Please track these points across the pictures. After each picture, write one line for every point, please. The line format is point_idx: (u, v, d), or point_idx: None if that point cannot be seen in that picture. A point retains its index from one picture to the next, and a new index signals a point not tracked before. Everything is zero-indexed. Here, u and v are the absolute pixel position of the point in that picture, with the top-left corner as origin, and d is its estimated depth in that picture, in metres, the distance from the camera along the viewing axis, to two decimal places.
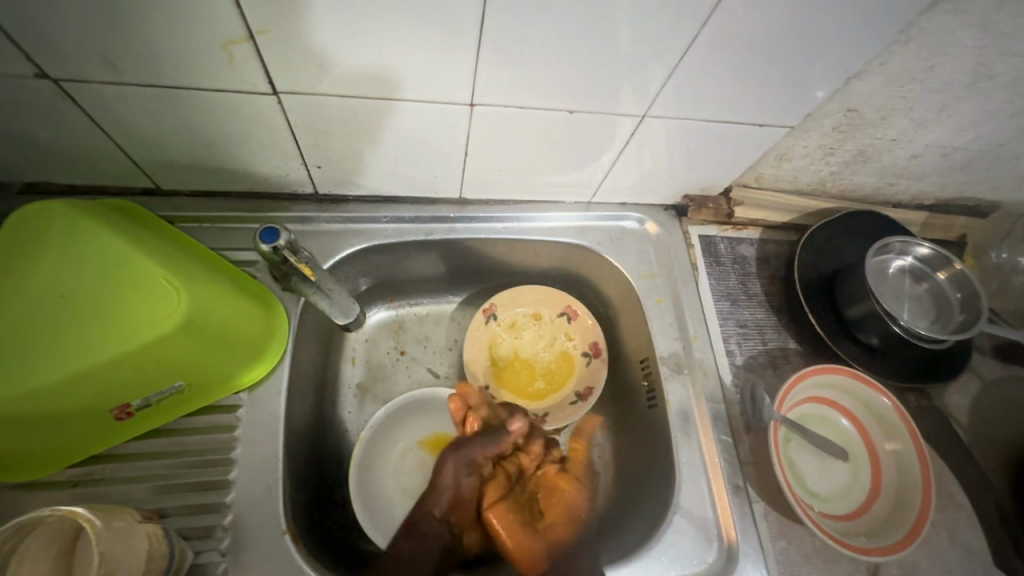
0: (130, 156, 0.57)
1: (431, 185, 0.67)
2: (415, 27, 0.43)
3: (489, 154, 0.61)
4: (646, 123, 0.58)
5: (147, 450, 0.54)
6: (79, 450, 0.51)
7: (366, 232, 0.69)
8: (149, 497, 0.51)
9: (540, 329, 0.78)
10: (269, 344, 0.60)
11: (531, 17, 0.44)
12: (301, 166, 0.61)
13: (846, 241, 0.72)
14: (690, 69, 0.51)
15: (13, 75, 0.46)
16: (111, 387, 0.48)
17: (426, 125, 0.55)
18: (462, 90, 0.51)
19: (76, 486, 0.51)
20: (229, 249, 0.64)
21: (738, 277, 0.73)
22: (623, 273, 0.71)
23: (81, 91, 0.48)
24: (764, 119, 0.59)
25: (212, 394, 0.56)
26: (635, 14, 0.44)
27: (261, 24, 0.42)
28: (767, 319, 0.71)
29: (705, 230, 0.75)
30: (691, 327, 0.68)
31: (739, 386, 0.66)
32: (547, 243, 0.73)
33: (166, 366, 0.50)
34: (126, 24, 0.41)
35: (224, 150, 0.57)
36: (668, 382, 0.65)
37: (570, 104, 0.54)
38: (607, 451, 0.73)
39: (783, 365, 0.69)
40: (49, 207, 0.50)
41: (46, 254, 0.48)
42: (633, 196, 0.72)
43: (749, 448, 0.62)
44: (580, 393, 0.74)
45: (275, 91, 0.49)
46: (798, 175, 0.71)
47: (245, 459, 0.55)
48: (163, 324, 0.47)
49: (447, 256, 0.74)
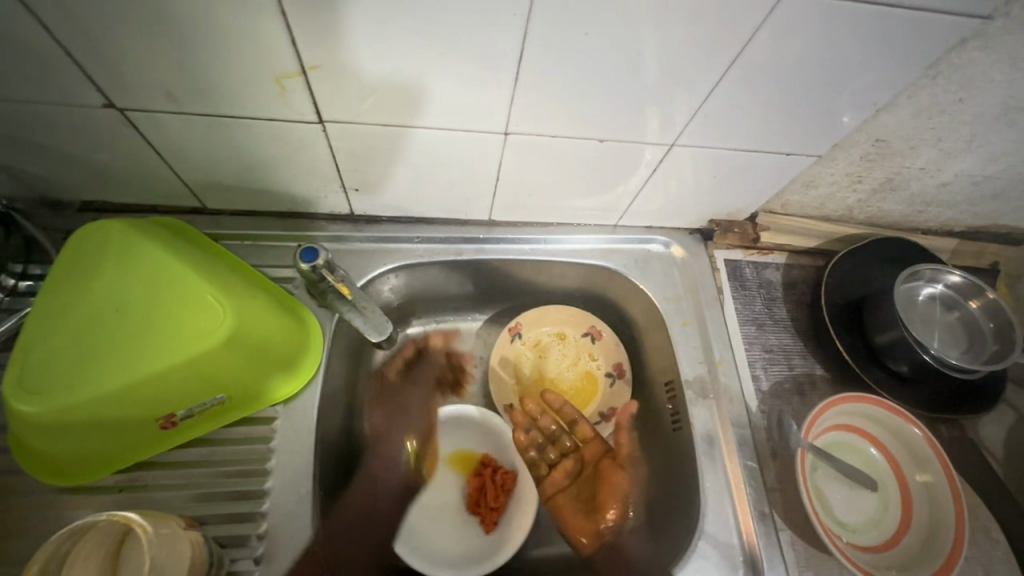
0: (182, 177, 0.61)
1: (463, 207, 0.69)
2: (458, 61, 0.46)
3: (520, 179, 0.63)
4: (674, 151, 0.59)
5: (188, 459, 0.56)
6: (125, 457, 0.53)
7: (398, 252, 0.71)
8: (190, 504, 0.54)
9: (565, 348, 0.79)
10: (304, 359, 0.62)
11: (567, 52, 0.46)
12: (340, 189, 0.63)
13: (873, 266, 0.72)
14: (721, 101, 0.52)
15: (84, 105, 0.49)
16: (158, 397, 0.50)
17: (462, 151, 0.58)
18: (498, 120, 0.53)
19: (121, 492, 0.54)
20: (269, 266, 0.67)
21: (764, 301, 0.73)
22: (649, 295, 0.72)
23: (143, 120, 0.51)
24: (792, 149, 0.60)
25: (250, 406, 0.58)
26: (668, 48, 0.46)
27: (313, 60, 0.45)
28: (794, 344, 0.71)
29: (731, 254, 0.75)
30: (716, 351, 0.68)
31: (765, 412, 0.66)
32: (573, 264, 0.74)
33: (211, 378, 0.52)
34: (191, 61, 0.45)
35: (268, 173, 0.60)
36: (693, 406, 0.65)
37: (601, 133, 0.56)
38: None
39: (809, 391, 0.69)
40: (108, 225, 0.53)
41: (107, 268, 0.51)
42: (660, 220, 0.73)
43: (776, 474, 0.62)
44: (603, 413, 0.76)
45: (320, 120, 0.52)
46: (825, 203, 0.71)
47: (279, 470, 0.57)
48: (210, 340, 0.50)
49: (475, 276, 0.76)
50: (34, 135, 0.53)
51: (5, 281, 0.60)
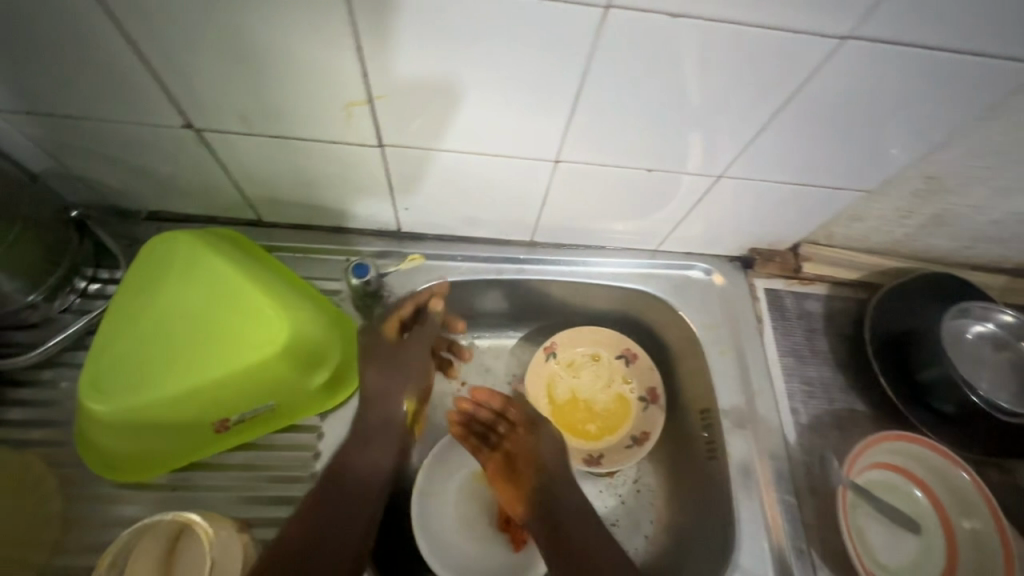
0: (242, 192, 0.64)
1: (507, 228, 0.70)
2: (518, 94, 0.48)
3: (566, 202, 0.65)
4: (720, 182, 0.60)
5: (236, 462, 0.58)
6: (180, 458, 0.56)
7: (442, 269, 0.72)
8: (238, 507, 0.56)
9: (598, 370, 0.80)
10: (350, 370, 0.63)
11: (624, 87, 0.48)
12: (390, 207, 0.66)
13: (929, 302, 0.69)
14: (772, 136, 0.53)
15: (164, 125, 0.53)
16: (216, 402, 0.53)
17: (511, 176, 0.59)
18: (550, 148, 0.55)
19: (174, 490, 0.56)
20: (317, 278, 0.70)
21: (805, 333, 0.72)
22: (688, 321, 0.72)
23: (215, 139, 0.55)
24: (840, 183, 0.60)
25: (297, 415, 0.60)
26: (723, 85, 0.47)
27: (381, 90, 0.47)
28: (834, 378, 0.70)
29: (771, 284, 0.74)
30: (754, 381, 0.68)
31: (804, 446, 0.65)
32: (611, 287, 0.75)
33: (266, 385, 0.55)
34: (267, 88, 0.48)
35: (324, 190, 0.63)
36: (729, 436, 0.65)
37: (649, 163, 0.57)
38: (662, 498, 0.73)
39: (850, 427, 0.68)
40: (176, 235, 0.56)
41: (172, 277, 0.54)
42: (700, 247, 0.73)
43: (814, 511, 0.61)
44: (636, 437, 0.76)
45: (380, 144, 0.54)
46: (871, 236, 0.71)
47: (321, 478, 0.59)
48: (267, 349, 0.52)
49: (513, 295, 0.77)
50: (115, 150, 0.57)
51: (77, 284, 0.64)
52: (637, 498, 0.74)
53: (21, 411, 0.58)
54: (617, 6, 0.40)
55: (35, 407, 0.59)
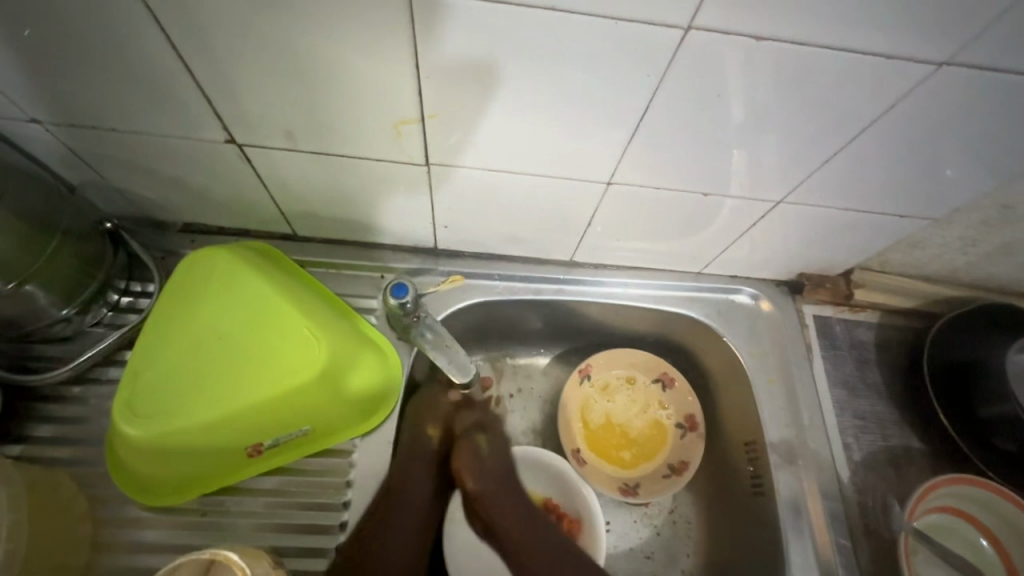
0: (279, 206, 0.62)
1: (547, 248, 0.68)
2: (578, 114, 0.46)
3: (614, 223, 0.62)
4: (778, 208, 0.58)
5: (268, 487, 0.56)
6: (211, 483, 0.54)
7: (478, 288, 0.70)
8: (269, 534, 0.54)
9: (634, 394, 0.77)
10: (385, 394, 0.61)
11: (691, 109, 0.45)
12: (429, 225, 0.64)
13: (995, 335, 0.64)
14: (841, 162, 0.51)
15: (207, 139, 0.52)
16: (252, 427, 0.51)
17: (558, 196, 0.57)
18: (605, 169, 0.53)
19: (204, 515, 0.55)
20: (351, 295, 0.67)
21: (856, 364, 0.69)
22: (733, 348, 0.69)
23: (257, 154, 0.53)
24: (905, 211, 0.57)
25: (331, 440, 0.58)
26: (795, 108, 0.45)
27: (434, 108, 0.46)
28: (887, 412, 0.67)
29: (821, 310, 0.71)
30: (804, 414, 0.65)
31: (857, 484, 0.62)
32: (652, 310, 0.72)
33: (302, 410, 0.53)
34: (319, 105, 0.46)
35: (363, 206, 0.61)
36: (778, 472, 0.62)
37: (706, 187, 0.55)
38: (700, 531, 0.71)
39: (905, 466, 0.64)
40: (215, 252, 0.54)
41: (210, 296, 0.53)
42: (747, 271, 0.70)
43: (870, 555, 0.58)
44: (673, 466, 0.73)
45: (428, 162, 0.52)
46: (929, 264, 0.67)
47: (356, 506, 0.57)
48: (306, 374, 0.51)
49: (550, 316, 0.74)
50: (154, 163, 0.56)
51: (110, 297, 0.63)
52: (675, 529, 0.72)
53: (51, 428, 0.57)
54: (698, 27, 0.38)
55: (66, 423, 0.57)
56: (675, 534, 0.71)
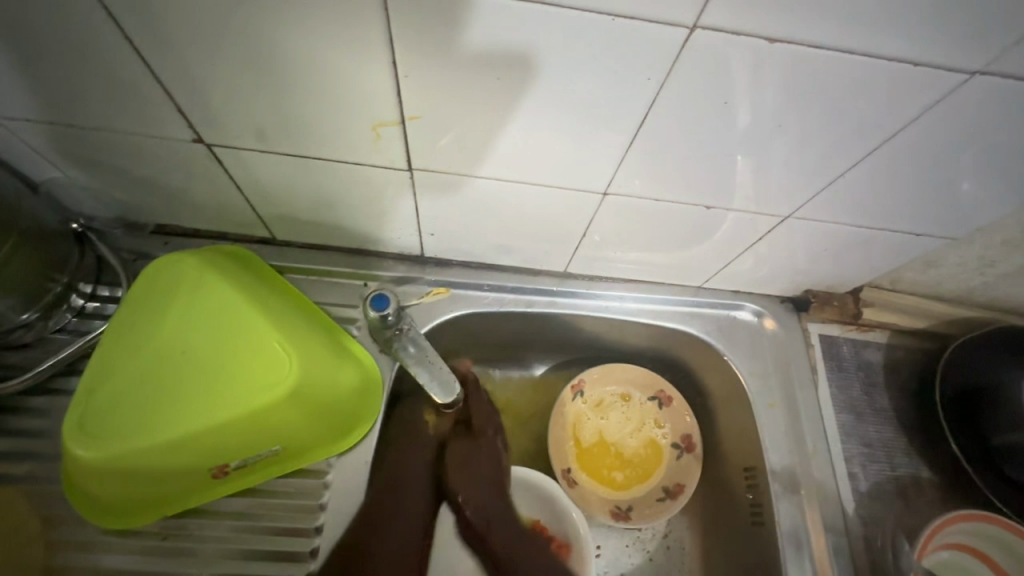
0: (256, 210, 0.59)
1: (539, 258, 0.64)
2: (573, 118, 0.42)
3: (611, 234, 0.58)
4: (785, 223, 0.54)
5: (236, 509, 0.53)
6: (173, 504, 0.50)
7: (466, 299, 0.66)
8: (234, 561, 0.51)
9: (628, 411, 0.74)
10: (365, 411, 0.58)
11: (696, 115, 0.42)
12: (415, 232, 0.60)
13: (1013, 357, 0.60)
14: (854, 177, 0.47)
15: (174, 138, 0.48)
16: (216, 448, 0.47)
17: (551, 205, 0.54)
18: (601, 178, 0.49)
19: (166, 539, 0.51)
20: (332, 304, 0.64)
21: (863, 387, 0.65)
22: (734, 368, 0.65)
23: (228, 155, 0.50)
24: (921, 228, 0.53)
25: (304, 459, 0.54)
26: (808, 117, 0.41)
27: (415, 110, 0.42)
28: (895, 439, 0.63)
29: (827, 329, 0.68)
30: (809, 441, 0.61)
31: (864, 517, 0.58)
32: (649, 325, 0.68)
33: (272, 430, 0.49)
34: (292, 104, 0.42)
35: (345, 211, 0.57)
36: (779, 501, 0.58)
37: (710, 200, 0.52)
38: (695, 558, 0.68)
39: (914, 497, 0.61)
40: (182, 259, 0.51)
41: (174, 306, 0.49)
42: (750, 286, 0.67)
43: None
44: (669, 489, 0.70)
45: (411, 168, 0.49)
46: (943, 283, 0.64)
47: (330, 530, 0.53)
48: (275, 392, 0.47)
49: (541, 329, 0.71)
50: (120, 162, 0.53)
51: (73, 301, 0.59)
52: (669, 555, 0.68)
53: (4, 442, 0.53)
54: (705, 26, 0.34)
55: (21, 437, 0.54)
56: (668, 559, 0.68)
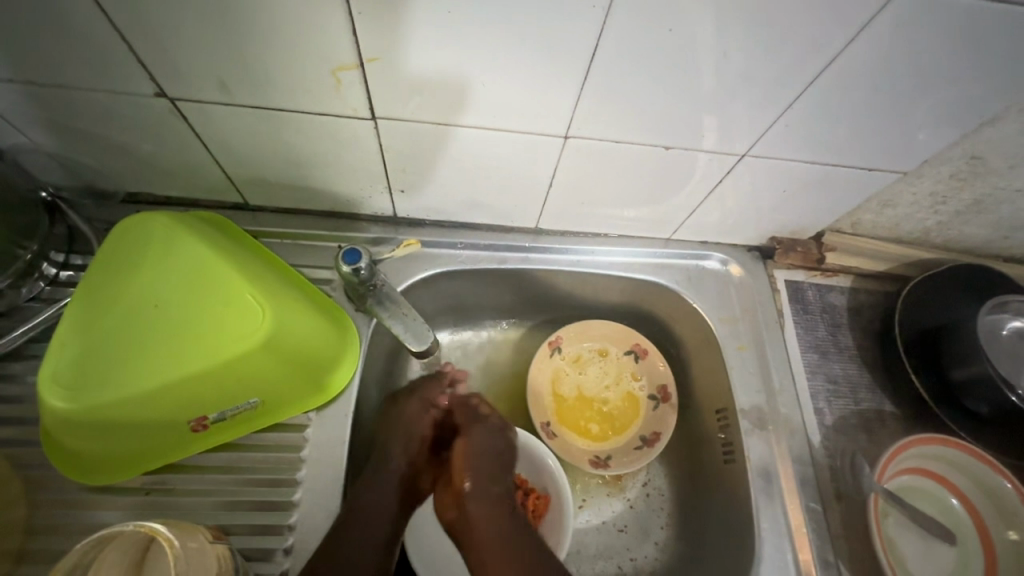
0: (226, 172, 0.59)
1: (509, 213, 0.65)
2: (526, 55, 0.43)
3: (576, 185, 0.59)
4: (743, 162, 0.54)
5: (217, 463, 0.54)
6: (154, 459, 0.51)
7: (440, 257, 0.67)
8: (217, 512, 0.52)
9: (605, 366, 0.76)
10: (339, 366, 0.58)
11: (645, 48, 0.42)
12: (385, 189, 0.61)
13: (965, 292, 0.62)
14: (802, 109, 0.48)
15: (136, 93, 0.48)
16: (192, 398, 0.48)
17: (516, 155, 0.54)
18: (559, 121, 0.50)
19: (149, 494, 0.52)
20: (308, 266, 0.65)
21: (828, 328, 0.67)
22: (702, 314, 0.67)
23: (192, 110, 0.50)
24: (874, 163, 0.54)
25: (283, 412, 0.55)
26: (753, 47, 0.42)
27: (372, 51, 0.43)
28: (860, 375, 0.66)
29: (792, 275, 0.70)
30: (776, 379, 0.63)
31: (831, 449, 0.60)
32: (621, 278, 0.70)
33: (248, 380, 0.50)
34: (246, 48, 0.43)
35: (314, 170, 0.58)
36: (748, 438, 0.60)
37: (670, 138, 0.51)
38: (672, 502, 0.70)
39: (878, 429, 0.63)
40: (150, 216, 0.51)
41: (145, 263, 0.49)
42: (717, 235, 0.68)
43: (842, 520, 0.57)
44: (646, 438, 0.72)
45: (374, 116, 0.49)
46: (900, 224, 0.66)
47: (310, 480, 0.54)
48: (248, 341, 0.48)
49: (516, 286, 0.72)
50: (84, 123, 0.53)
51: (46, 270, 0.59)
52: (647, 501, 0.70)
53: None
54: None
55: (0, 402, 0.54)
56: (648, 504, 0.70)
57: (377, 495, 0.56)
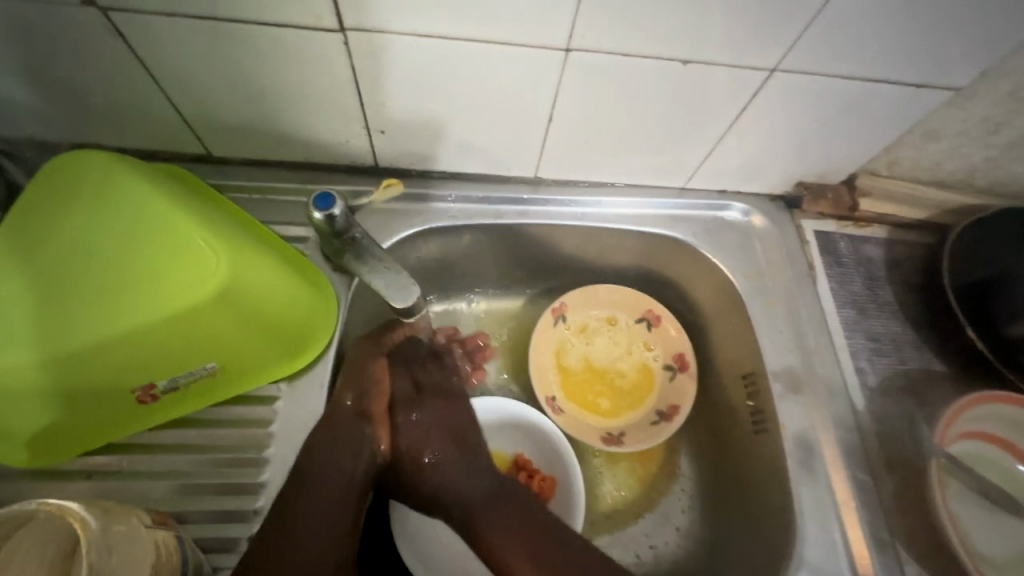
0: (180, 112, 0.51)
1: (504, 159, 0.58)
2: None
3: (579, 119, 0.52)
4: (772, 80, 0.47)
5: (172, 442, 0.46)
6: (95, 436, 0.44)
7: (428, 212, 0.60)
8: (170, 498, 0.44)
9: (615, 335, 0.68)
10: (317, 326, 0.51)
11: None
12: (363, 130, 0.54)
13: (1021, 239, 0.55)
14: (845, 3, 0.41)
15: (60, 3, 0.41)
16: (135, 361, 0.41)
17: (510, 78, 0.47)
18: (558, 29, 0.43)
19: (90, 479, 0.44)
20: (279, 224, 0.57)
21: (865, 282, 0.60)
22: (723, 270, 0.60)
23: (130, 25, 0.43)
24: (923, 78, 0.47)
25: (249, 381, 0.48)
26: None
27: None
28: (903, 333, 0.58)
29: (822, 225, 0.62)
30: (810, 337, 0.56)
31: (876, 414, 0.53)
32: (631, 233, 0.63)
33: (201, 342, 0.43)
34: None
35: (280, 106, 0.51)
36: (782, 403, 0.53)
37: (688, 51, 0.44)
38: (695, 481, 0.63)
39: (927, 391, 0.56)
40: (86, 153, 0.44)
41: (79, 205, 0.42)
42: (737, 182, 0.61)
43: (894, 492, 0.50)
44: (663, 412, 0.64)
45: (342, 27, 0.42)
46: (943, 162, 0.59)
47: (280, 459, 0.47)
48: (196, 293, 0.41)
49: (515, 246, 0.65)
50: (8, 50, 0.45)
51: None
52: (668, 482, 0.63)
53: None
54: None
55: None
56: (669, 486, 0.63)
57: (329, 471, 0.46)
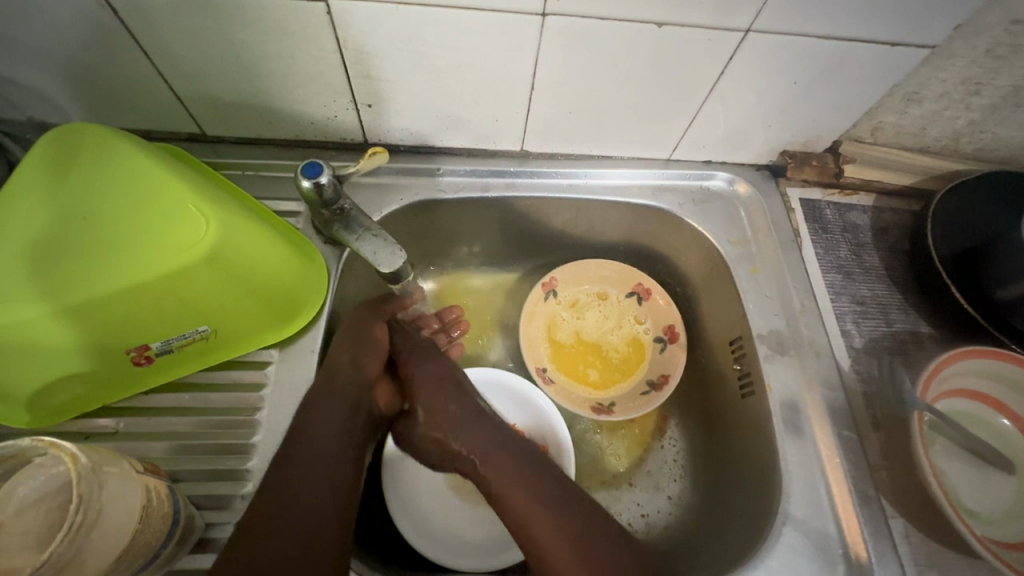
0: (173, 89, 0.53)
1: (489, 132, 0.59)
2: None
3: (561, 87, 0.53)
4: (748, 42, 0.48)
5: (167, 405, 0.48)
6: (92, 397, 0.45)
7: (418, 187, 0.61)
8: (165, 457, 0.45)
9: (606, 310, 0.69)
10: (307, 295, 0.52)
11: None
12: (351, 105, 0.55)
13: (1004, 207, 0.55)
14: None
15: None
16: (129, 321, 0.42)
17: (489, 46, 0.48)
18: None
19: (88, 439, 0.46)
20: (272, 199, 0.59)
21: (851, 248, 0.61)
22: (709, 237, 0.61)
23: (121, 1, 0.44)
24: (897, 36, 0.47)
25: (240, 347, 0.49)
26: None
27: None
28: (889, 296, 0.59)
29: (808, 193, 0.63)
30: (796, 299, 0.56)
31: (862, 373, 0.54)
32: (618, 206, 0.64)
33: (192, 303, 0.44)
34: None
35: (269, 82, 0.52)
36: (769, 365, 0.53)
37: (662, 12, 0.45)
38: (687, 449, 0.63)
39: (914, 352, 0.56)
40: (84, 126, 0.46)
41: (76, 173, 0.44)
42: (722, 151, 0.62)
43: (880, 450, 0.50)
44: (653, 382, 0.64)
45: None
46: (926, 127, 0.59)
47: (272, 422, 0.48)
48: (186, 253, 0.42)
49: (504, 220, 0.66)
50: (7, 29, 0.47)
51: None
52: (659, 450, 0.64)
53: None
54: None
55: None
56: (660, 454, 0.63)
57: (317, 426, 0.47)
